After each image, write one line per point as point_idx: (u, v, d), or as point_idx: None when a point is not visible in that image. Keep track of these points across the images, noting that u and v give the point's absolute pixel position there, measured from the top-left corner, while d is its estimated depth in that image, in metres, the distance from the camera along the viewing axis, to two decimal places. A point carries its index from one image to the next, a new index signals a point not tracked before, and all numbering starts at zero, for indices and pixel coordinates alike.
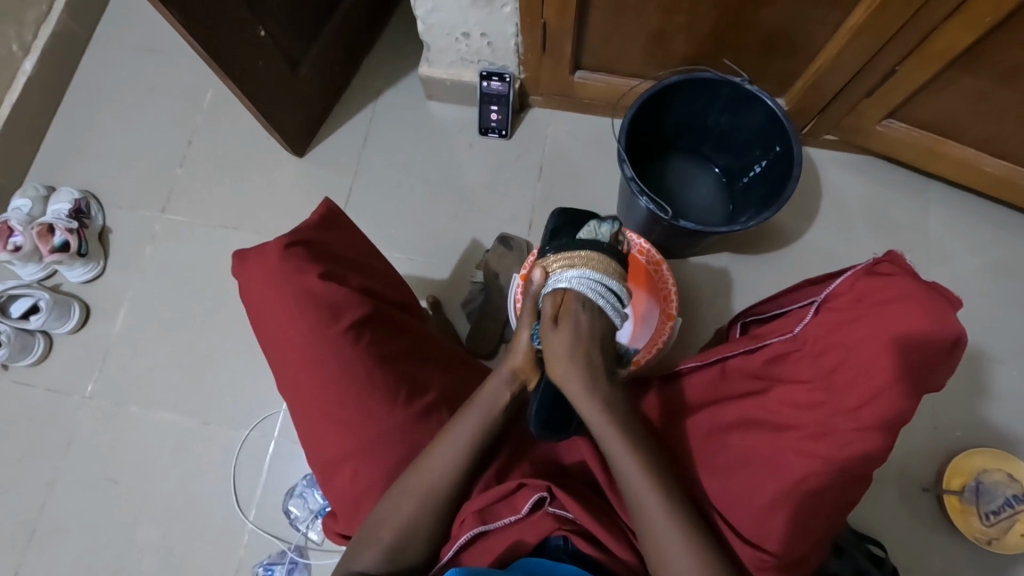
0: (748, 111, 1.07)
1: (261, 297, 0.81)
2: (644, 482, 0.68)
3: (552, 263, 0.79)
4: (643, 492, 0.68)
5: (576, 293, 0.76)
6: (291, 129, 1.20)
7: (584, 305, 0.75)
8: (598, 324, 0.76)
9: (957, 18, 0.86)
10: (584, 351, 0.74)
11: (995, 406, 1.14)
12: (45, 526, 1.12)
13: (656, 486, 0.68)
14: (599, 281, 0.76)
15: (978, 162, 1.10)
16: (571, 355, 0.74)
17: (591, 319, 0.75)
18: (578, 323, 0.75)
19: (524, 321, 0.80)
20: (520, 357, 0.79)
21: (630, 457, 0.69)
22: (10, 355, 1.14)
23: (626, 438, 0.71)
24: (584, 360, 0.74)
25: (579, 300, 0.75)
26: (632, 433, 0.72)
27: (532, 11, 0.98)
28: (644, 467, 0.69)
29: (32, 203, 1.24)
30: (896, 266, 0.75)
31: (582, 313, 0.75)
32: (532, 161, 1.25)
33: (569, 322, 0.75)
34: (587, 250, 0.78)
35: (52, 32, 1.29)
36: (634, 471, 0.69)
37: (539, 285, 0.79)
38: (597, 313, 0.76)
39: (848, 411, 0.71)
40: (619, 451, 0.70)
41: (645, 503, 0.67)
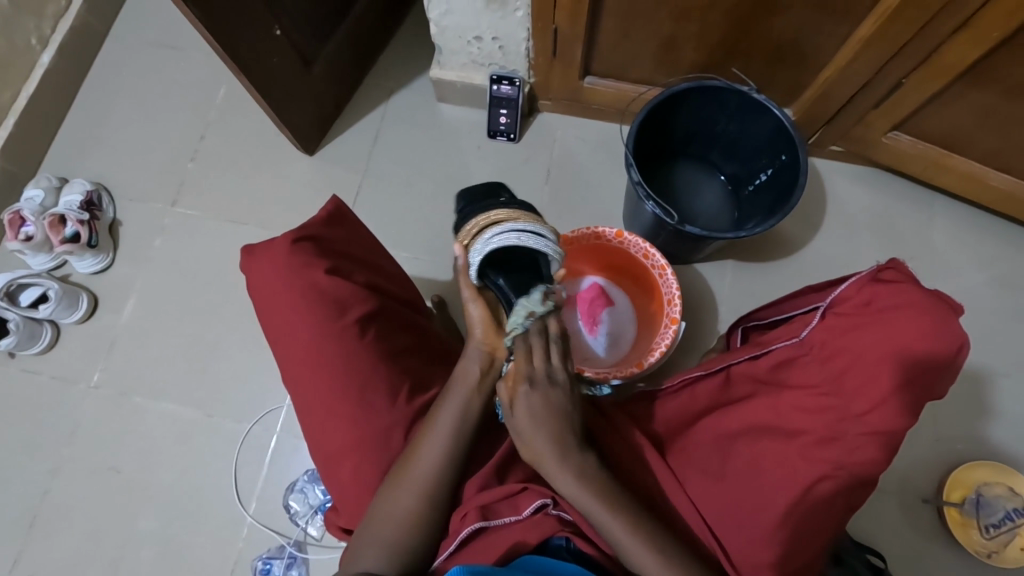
0: (756, 119, 1.08)
1: (269, 291, 0.82)
2: (638, 542, 0.65)
3: (467, 236, 0.78)
4: (638, 552, 0.64)
5: (523, 372, 0.66)
6: (303, 127, 1.21)
7: (532, 388, 0.66)
8: (554, 397, 0.66)
9: (966, 32, 0.87)
10: (553, 431, 0.66)
11: (997, 419, 1.14)
12: (46, 513, 1.13)
13: (650, 542, 0.65)
14: (510, 229, 0.75)
15: (984, 177, 1.10)
16: (537, 439, 0.66)
17: (546, 395, 0.66)
18: (533, 408, 0.66)
19: (469, 295, 0.76)
20: (481, 332, 0.74)
21: (617, 521, 0.65)
22: (18, 343, 1.15)
23: (610, 501, 0.66)
24: (551, 438, 0.66)
25: (526, 381, 0.66)
26: (610, 492, 0.67)
27: (544, 16, 1.00)
28: (632, 526, 0.65)
29: (45, 194, 1.25)
30: (900, 273, 0.76)
31: (533, 396, 0.66)
32: (539, 164, 1.27)
33: (522, 410, 0.66)
34: (494, 212, 0.78)
35: (70, 26, 1.31)
36: (625, 534, 0.65)
37: (465, 261, 0.77)
38: (550, 382, 0.67)
39: (856, 416, 0.71)
40: (602, 515, 0.66)
41: (643, 565, 0.64)
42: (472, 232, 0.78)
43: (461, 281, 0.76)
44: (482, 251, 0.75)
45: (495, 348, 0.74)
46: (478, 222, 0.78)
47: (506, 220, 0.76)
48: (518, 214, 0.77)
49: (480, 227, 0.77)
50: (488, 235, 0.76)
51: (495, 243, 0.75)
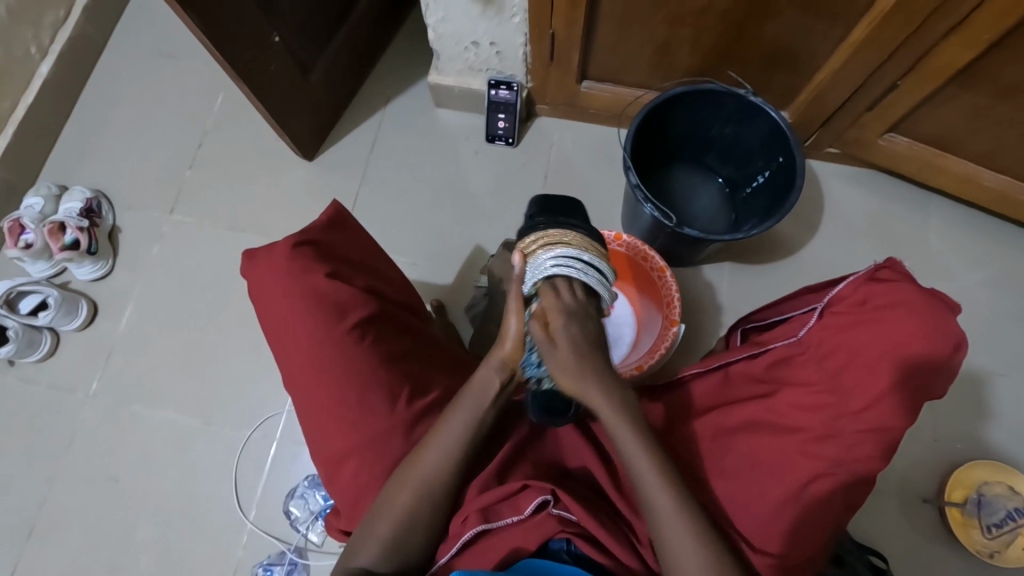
0: (751, 122, 1.08)
1: (269, 296, 0.82)
2: (657, 478, 0.67)
3: (530, 245, 0.76)
4: (654, 489, 0.67)
5: (555, 305, 0.71)
6: (302, 134, 1.22)
7: (569, 318, 0.71)
8: (588, 329, 0.72)
9: (957, 34, 0.88)
10: (590, 359, 0.71)
11: (996, 420, 1.14)
12: (45, 521, 1.12)
13: (667, 482, 0.67)
14: (577, 257, 0.74)
15: (979, 178, 1.11)
16: (578, 370, 0.70)
17: (580, 327, 0.71)
18: (572, 337, 0.70)
19: (513, 307, 0.73)
20: (517, 324, 0.73)
21: (641, 449, 0.69)
22: (17, 352, 1.15)
23: (644, 439, 0.70)
24: (591, 366, 0.70)
25: (562, 313, 0.71)
26: (635, 417, 0.71)
27: (541, 21, 1.00)
28: (657, 463, 0.68)
29: (44, 202, 1.26)
30: (896, 272, 0.76)
31: (570, 326, 0.71)
32: (538, 169, 1.27)
33: (563, 338, 0.70)
34: (566, 235, 0.76)
35: (69, 36, 1.32)
36: (651, 473, 0.68)
37: (521, 274, 0.75)
38: (582, 313, 0.72)
39: (853, 414, 0.71)
40: (631, 449, 0.69)
41: (659, 503, 0.66)
42: (537, 244, 0.76)
43: (512, 289, 0.74)
44: (543, 270, 0.73)
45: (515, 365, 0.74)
46: (540, 235, 0.77)
47: (574, 247, 0.74)
48: (587, 243, 0.76)
49: (546, 242, 0.75)
50: (555, 254, 0.74)
51: (562, 266, 0.73)
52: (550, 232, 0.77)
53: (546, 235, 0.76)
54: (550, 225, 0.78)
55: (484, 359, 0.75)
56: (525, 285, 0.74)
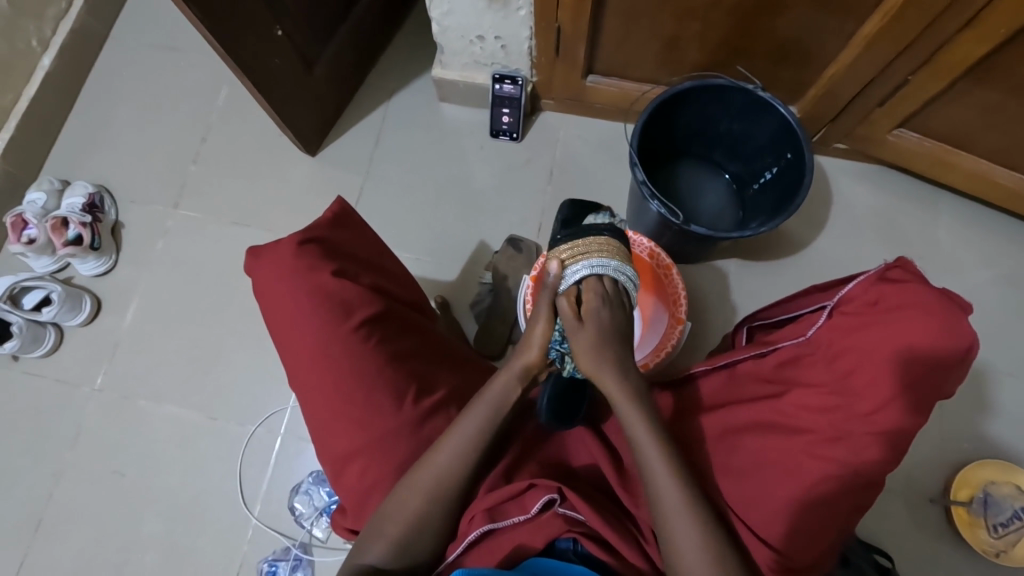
0: (759, 118, 1.07)
1: (274, 294, 0.82)
2: (664, 467, 0.68)
3: (563, 252, 0.78)
4: (660, 477, 0.67)
5: (596, 289, 0.75)
6: (305, 128, 1.20)
7: (604, 302, 0.74)
8: (618, 317, 0.75)
9: (971, 30, 0.86)
10: (613, 347, 0.74)
11: (1002, 418, 1.13)
12: (52, 515, 1.13)
13: (674, 471, 0.67)
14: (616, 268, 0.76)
15: (989, 174, 1.10)
16: (598, 352, 0.73)
17: (612, 313, 0.74)
18: (601, 321, 0.73)
19: (541, 311, 0.77)
20: (544, 325, 0.77)
21: (650, 438, 0.69)
22: (21, 347, 1.15)
23: (653, 429, 0.70)
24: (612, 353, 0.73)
25: (597, 296, 0.74)
26: (650, 409, 0.72)
27: (547, 15, 0.99)
28: (666, 452, 0.69)
29: (47, 197, 1.25)
30: (907, 272, 0.75)
31: (603, 311, 0.74)
32: (542, 165, 1.26)
33: (593, 321, 0.73)
34: (599, 239, 0.78)
35: (70, 29, 1.31)
36: (658, 461, 0.68)
37: (555, 278, 0.77)
38: (617, 302, 0.76)
39: (863, 416, 0.70)
40: (640, 434, 0.70)
41: (663, 492, 0.67)
42: (573, 252, 0.77)
43: (544, 295, 0.77)
44: (582, 273, 0.75)
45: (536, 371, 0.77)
46: (573, 242, 0.79)
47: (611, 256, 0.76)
48: (621, 252, 0.78)
49: (581, 248, 0.77)
50: (593, 263, 0.76)
51: (599, 269, 0.75)
52: (584, 240, 0.78)
53: (583, 242, 0.78)
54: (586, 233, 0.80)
55: (506, 365, 0.77)
56: (562, 285, 0.76)
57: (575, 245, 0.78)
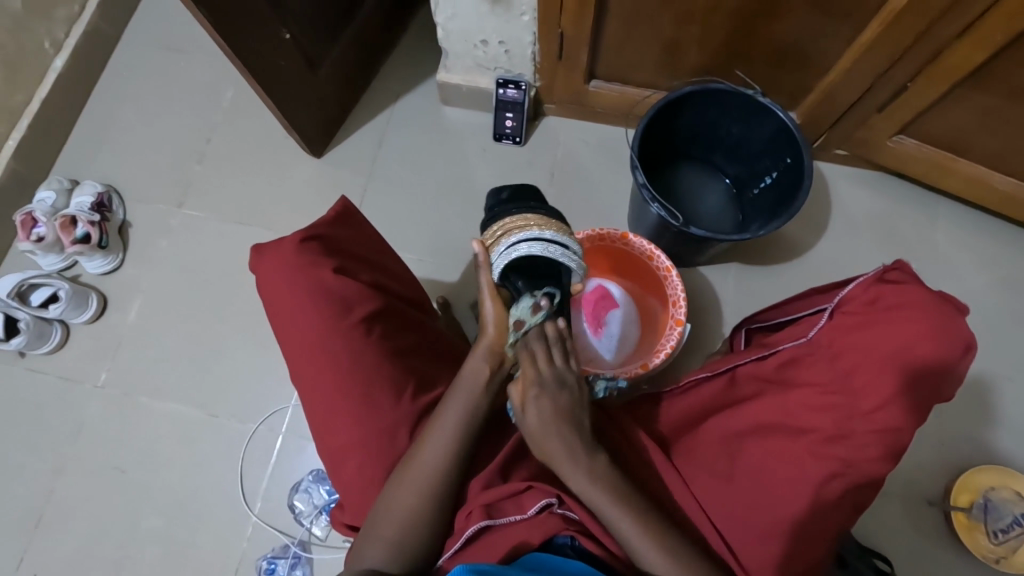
0: (759, 123, 1.08)
1: (276, 290, 0.83)
2: (643, 537, 0.65)
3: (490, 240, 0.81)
4: (643, 546, 0.64)
5: (531, 376, 0.70)
6: (310, 130, 1.22)
7: (541, 391, 0.69)
8: (562, 401, 0.70)
9: (968, 36, 0.87)
10: (564, 429, 0.69)
11: (1002, 425, 1.13)
12: (54, 510, 1.14)
13: (655, 540, 0.65)
14: (536, 238, 0.78)
15: (989, 179, 1.10)
16: (547, 438, 0.69)
17: (554, 399, 0.69)
18: (542, 410, 0.69)
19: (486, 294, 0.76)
20: (493, 332, 0.75)
21: (621, 515, 0.66)
22: (27, 343, 1.17)
23: (624, 505, 0.66)
24: (562, 439, 0.68)
25: (535, 383, 0.70)
26: (619, 487, 0.68)
27: (549, 19, 1.00)
28: (642, 525, 0.65)
29: (56, 196, 1.27)
30: (905, 274, 0.77)
31: (542, 399, 0.69)
32: (544, 168, 1.27)
33: (532, 414, 0.69)
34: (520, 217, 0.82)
35: (82, 32, 1.33)
36: (636, 533, 0.65)
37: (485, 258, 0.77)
38: (558, 385, 0.70)
39: (864, 415, 0.71)
40: (612, 512, 0.66)
41: (649, 561, 0.64)
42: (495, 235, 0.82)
43: (482, 276, 0.77)
44: (509, 254, 0.77)
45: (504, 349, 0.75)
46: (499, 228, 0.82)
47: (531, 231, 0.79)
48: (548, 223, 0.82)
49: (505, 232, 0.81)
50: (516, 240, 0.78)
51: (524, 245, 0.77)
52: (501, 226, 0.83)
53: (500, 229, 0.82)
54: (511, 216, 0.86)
55: (472, 352, 0.75)
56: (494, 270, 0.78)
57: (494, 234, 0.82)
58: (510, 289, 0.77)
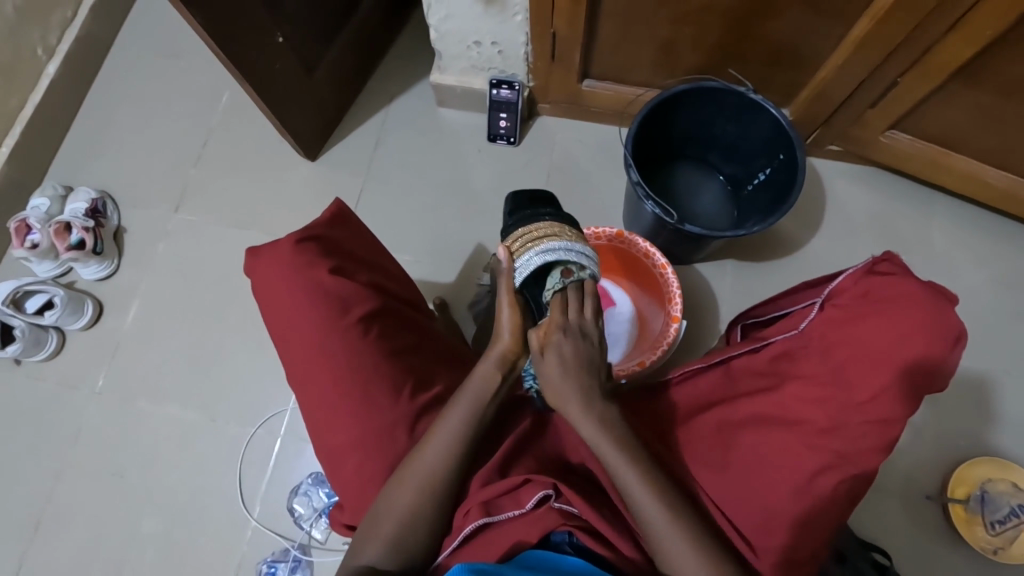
0: (752, 120, 1.08)
1: (273, 291, 0.83)
2: (645, 491, 0.67)
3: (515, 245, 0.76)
4: (645, 501, 0.66)
5: (558, 319, 0.71)
6: (305, 133, 1.22)
7: (565, 334, 0.70)
8: (583, 348, 0.71)
9: (958, 31, 0.88)
10: (581, 376, 0.70)
11: (998, 418, 1.14)
12: (52, 518, 1.13)
13: (656, 494, 0.67)
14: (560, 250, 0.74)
15: (981, 174, 1.11)
16: (562, 381, 0.69)
17: (576, 345, 0.70)
18: (563, 353, 0.69)
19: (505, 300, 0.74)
20: (508, 336, 0.74)
21: (627, 466, 0.68)
22: (23, 350, 1.16)
23: (630, 454, 0.69)
24: (577, 385, 0.70)
25: (560, 328, 0.71)
26: (625, 440, 0.70)
27: (543, 20, 1.01)
28: (645, 478, 0.67)
29: (50, 202, 1.27)
30: (894, 265, 0.77)
31: (566, 344, 0.70)
32: (540, 168, 1.28)
33: (552, 355, 0.70)
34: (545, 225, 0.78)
35: (75, 37, 1.33)
36: (637, 482, 0.67)
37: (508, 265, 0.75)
38: (581, 335, 0.72)
39: (858, 405, 0.71)
40: (617, 462, 0.68)
41: (649, 515, 0.66)
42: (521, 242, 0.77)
43: (501, 283, 0.75)
44: (532, 264, 0.74)
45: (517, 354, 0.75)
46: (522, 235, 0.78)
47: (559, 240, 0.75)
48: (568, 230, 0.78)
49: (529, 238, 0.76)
50: (540, 248, 0.74)
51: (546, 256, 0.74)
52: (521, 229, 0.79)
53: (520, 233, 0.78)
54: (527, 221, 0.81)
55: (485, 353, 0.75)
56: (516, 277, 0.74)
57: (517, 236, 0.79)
58: (527, 295, 0.75)
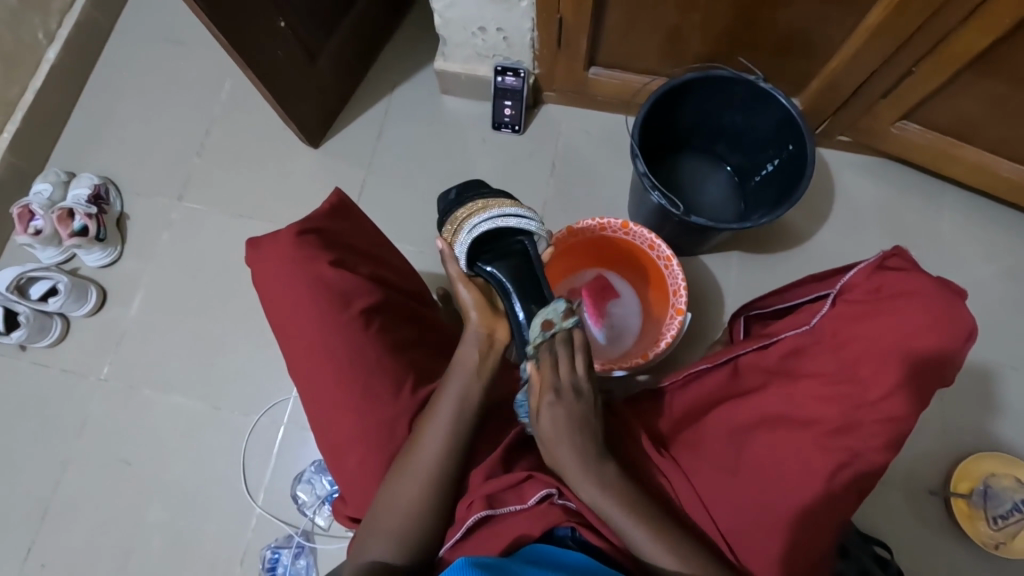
0: (762, 110, 1.06)
1: (273, 284, 0.82)
2: (645, 535, 0.64)
3: (448, 235, 0.81)
4: (646, 545, 0.64)
5: (549, 380, 0.69)
6: (307, 121, 1.21)
7: (557, 398, 0.68)
8: (576, 408, 0.69)
9: (974, 21, 0.86)
10: (576, 437, 0.68)
11: (1003, 412, 1.13)
12: (59, 502, 1.14)
13: (657, 537, 0.64)
14: (494, 216, 0.79)
15: (993, 166, 1.09)
16: (558, 444, 0.68)
17: (570, 406, 0.68)
18: (556, 418, 0.68)
19: (460, 282, 0.79)
20: (477, 315, 0.77)
21: (625, 517, 0.65)
22: (28, 336, 1.16)
23: (628, 507, 0.66)
24: (572, 445, 0.68)
25: (552, 390, 0.68)
26: (622, 490, 0.67)
27: (549, 7, 0.99)
28: (643, 523, 0.65)
29: (53, 188, 1.26)
30: (905, 260, 0.77)
31: (558, 406, 0.68)
32: (544, 158, 1.26)
33: (546, 419, 0.68)
34: (470, 204, 0.82)
35: (76, 21, 1.32)
36: (646, 539, 0.64)
37: (450, 252, 0.79)
38: (574, 394, 0.69)
39: (872, 403, 0.71)
40: (613, 511, 0.66)
41: (653, 557, 0.64)
42: (454, 227, 0.81)
43: (449, 268, 0.79)
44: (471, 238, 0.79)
45: (492, 328, 0.77)
46: (452, 222, 0.82)
47: (491, 209, 0.79)
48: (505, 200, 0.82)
49: (458, 222, 0.81)
50: (471, 226, 0.79)
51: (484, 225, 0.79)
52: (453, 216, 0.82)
53: (454, 221, 0.81)
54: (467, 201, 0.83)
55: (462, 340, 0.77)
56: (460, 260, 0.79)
57: (451, 226, 0.81)
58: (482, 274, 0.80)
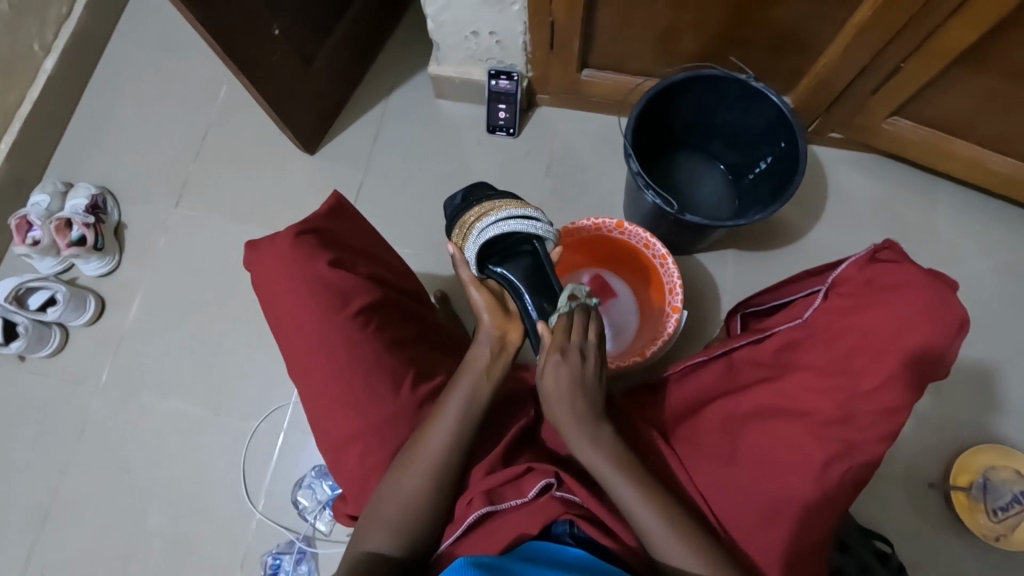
0: (755, 108, 1.07)
1: (272, 284, 0.82)
2: (646, 505, 0.65)
3: (460, 239, 0.85)
4: (646, 517, 0.65)
5: (559, 341, 0.71)
6: (303, 127, 1.22)
7: (563, 358, 0.70)
8: (582, 372, 0.70)
9: (960, 17, 0.87)
10: (580, 399, 0.70)
11: (1001, 405, 1.13)
12: (59, 512, 1.14)
13: (659, 510, 0.65)
14: (498, 221, 0.82)
15: (986, 160, 1.10)
16: (564, 403, 0.70)
17: (574, 368, 0.70)
18: (559, 376, 0.70)
19: (470, 284, 0.80)
20: (489, 317, 0.78)
21: (627, 484, 0.66)
22: (27, 346, 1.17)
23: (631, 475, 0.67)
24: (575, 407, 0.70)
25: (558, 350, 0.70)
26: (628, 461, 0.69)
27: (541, 9, 1.00)
28: (645, 495, 0.66)
29: (51, 199, 1.27)
30: (896, 253, 0.77)
31: (563, 366, 0.70)
32: (540, 159, 1.27)
33: (550, 377, 0.70)
34: (474, 209, 0.85)
35: (72, 32, 1.32)
36: (634, 498, 0.66)
37: (461, 257, 0.80)
38: (582, 359, 0.71)
39: (865, 393, 0.71)
40: (617, 480, 0.67)
41: (652, 530, 0.64)
42: (463, 231, 0.85)
43: (461, 273, 0.80)
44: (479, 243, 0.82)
45: (504, 330, 0.78)
46: (461, 226, 0.85)
47: (494, 213, 0.82)
48: (512, 200, 0.84)
49: (467, 226, 0.84)
50: (478, 230, 0.82)
51: (489, 230, 0.82)
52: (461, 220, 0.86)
53: (462, 224, 0.85)
54: (473, 204, 0.86)
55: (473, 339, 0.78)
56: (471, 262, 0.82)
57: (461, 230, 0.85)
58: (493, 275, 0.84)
